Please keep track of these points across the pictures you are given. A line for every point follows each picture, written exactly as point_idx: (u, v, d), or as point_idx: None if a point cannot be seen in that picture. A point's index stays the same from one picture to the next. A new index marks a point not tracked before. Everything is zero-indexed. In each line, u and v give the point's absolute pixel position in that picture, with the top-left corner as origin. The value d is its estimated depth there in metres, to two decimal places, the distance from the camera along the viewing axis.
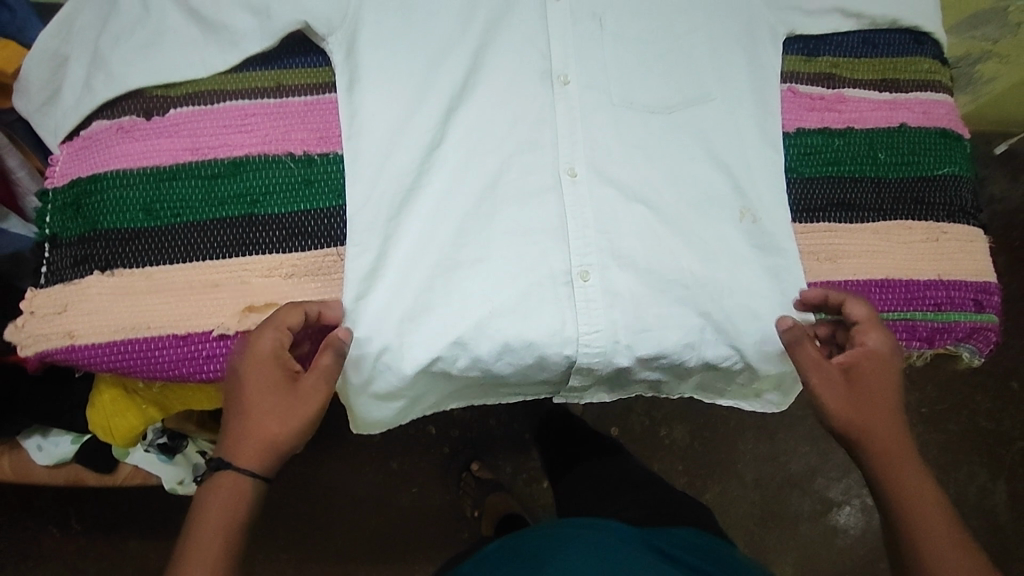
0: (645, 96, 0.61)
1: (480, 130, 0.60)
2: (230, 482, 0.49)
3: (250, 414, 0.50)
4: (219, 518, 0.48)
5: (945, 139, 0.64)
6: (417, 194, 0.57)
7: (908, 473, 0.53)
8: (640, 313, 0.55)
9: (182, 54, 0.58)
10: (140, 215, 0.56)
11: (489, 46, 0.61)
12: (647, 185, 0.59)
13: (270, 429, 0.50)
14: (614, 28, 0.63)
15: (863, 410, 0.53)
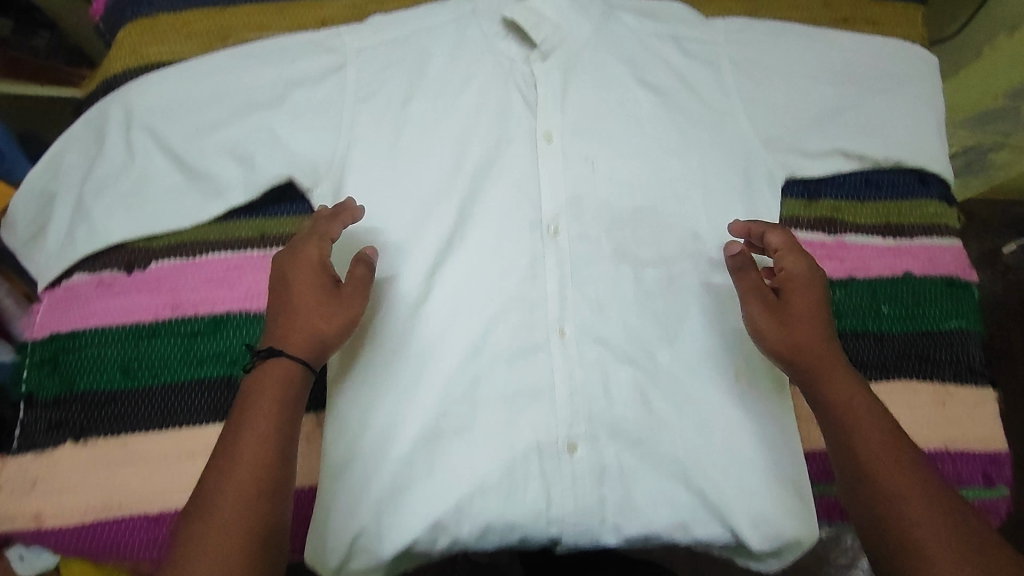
0: (638, 247, 0.60)
1: (467, 285, 0.58)
2: (281, 370, 0.49)
3: (297, 305, 0.52)
4: (263, 432, 0.46)
5: (952, 290, 0.61)
6: (400, 359, 0.56)
7: (845, 392, 0.51)
8: (628, 490, 0.54)
9: (167, 207, 0.57)
10: (117, 377, 0.55)
11: (477, 196, 0.60)
12: (639, 346, 0.57)
13: (318, 325, 0.52)
14: (607, 172, 0.62)
15: (809, 348, 0.53)
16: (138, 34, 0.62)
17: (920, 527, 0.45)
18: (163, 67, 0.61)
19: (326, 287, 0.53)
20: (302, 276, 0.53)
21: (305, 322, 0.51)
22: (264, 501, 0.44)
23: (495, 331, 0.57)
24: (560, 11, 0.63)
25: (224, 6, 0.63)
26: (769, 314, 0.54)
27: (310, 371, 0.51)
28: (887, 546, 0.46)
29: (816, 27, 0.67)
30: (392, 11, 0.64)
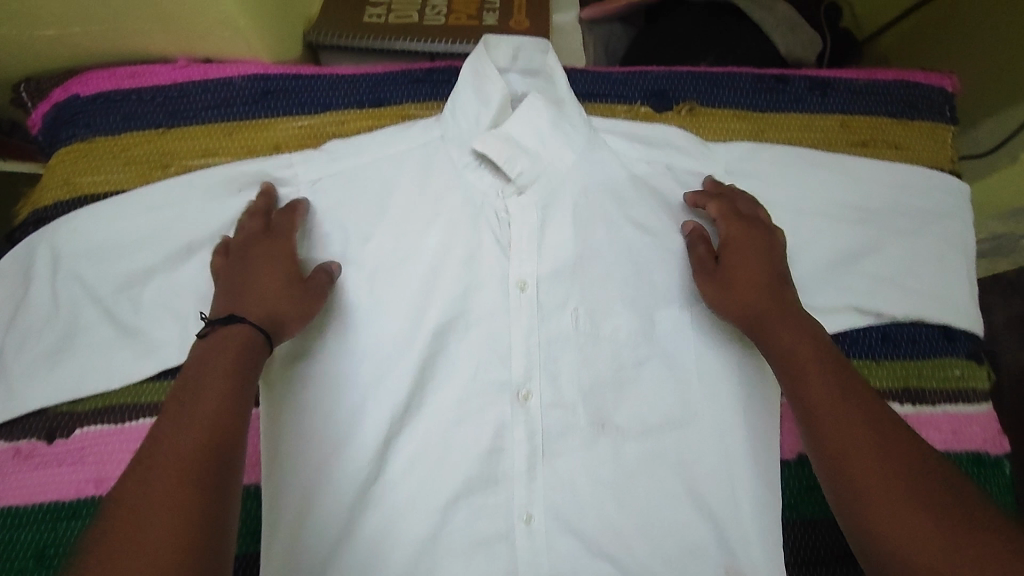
0: (620, 413, 0.54)
1: (426, 461, 0.52)
2: (237, 336, 0.45)
3: (253, 286, 0.49)
4: (215, 395, 0.42)
5: (978, 468, 0.54)
6: (346, 547, 0.51)
7: (787, 345, 0.49)
8: None
9: (94, 367, 0.52)
10: (31, 565, 0.49)
11: (439, 355, 0.54)
12: (615, 536, 0.51)
13: (278, 304, 0.49)
14: (590, 325, 0.55)
15: (755, 314, 0.51)
16: (73, 160, 0.57)
17: (870, 487, 0.42)
18: (98, 198, 0.57)
19: (292, 270, 0.51)
20: (263, 253, 0.51)
21: (261, 292, 0.49)
22: (206, 471, 0.38)
23: (453, 518, 0.51)
24: (539, 138, 0.55)
25: (167, 128, 0.58)
26: (719, 291, 0.52)
27: (270, 343, 0.47)
28: (847, 506, 0.42)
29: (833, 151, 0.59)
30: (352, 134, 0.58)
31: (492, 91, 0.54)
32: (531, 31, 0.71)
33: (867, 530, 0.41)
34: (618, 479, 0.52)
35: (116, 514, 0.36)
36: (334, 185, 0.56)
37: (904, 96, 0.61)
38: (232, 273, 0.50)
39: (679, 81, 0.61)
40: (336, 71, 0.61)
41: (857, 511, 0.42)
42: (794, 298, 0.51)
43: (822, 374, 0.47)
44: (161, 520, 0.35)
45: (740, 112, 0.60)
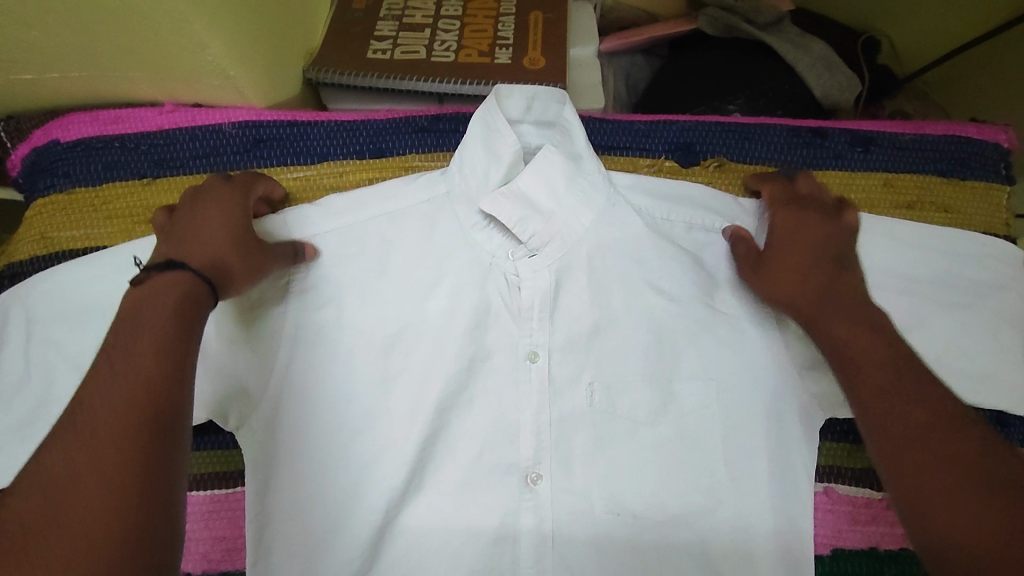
0: (637, 499, 0.48)
1: (423, 551, 0.47)
2: (173, 284, 0.39)
3: (193, 231, 0.43)
4: (150, 334, 0.36)
5: None
6: None
7: (838, 328, 0.44)
8: None
9: None
10: None
11: (441, 432, 0.49)
12: None
13: (224, 250, 0.43)
14: (606, 401, 0.50)
15: (804, 294, 0.46)
16: (49, 212, 0.53)
17: (917, 455, 0.38)
18: (75, 254, 0.52)
19: (242, 220, 0.45)
20: (214, 204, 0.45)
21: (201, 239, 0.42)
22: (149, 428, 0.33)
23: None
24: (555, 196, 0.50)
25: (152, 178, 0.54)
26: (768, 279, 0.48)
27: (210, 292, 0.40)
28: (897, 487, 0.38)
29: (875, 213, 0.54)
30: (351, 186, 0.55)
31: (502, 146, 0.50)
32: (546, 69, 0.66)
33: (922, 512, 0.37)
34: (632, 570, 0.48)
35: (39, 479, 0.31)
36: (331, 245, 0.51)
37: (953, 152, 0.56)
38: (173, 222, 0.44)
39: (706, 133, 0.57)
40: (335, 117, 0.57)
41: (909, 489, 0.37)
42: (851, 279, 0.47)
43: (873, 357, 0.42)
44: (97, 484, 0.30)
45: (773, 167, 0.56)
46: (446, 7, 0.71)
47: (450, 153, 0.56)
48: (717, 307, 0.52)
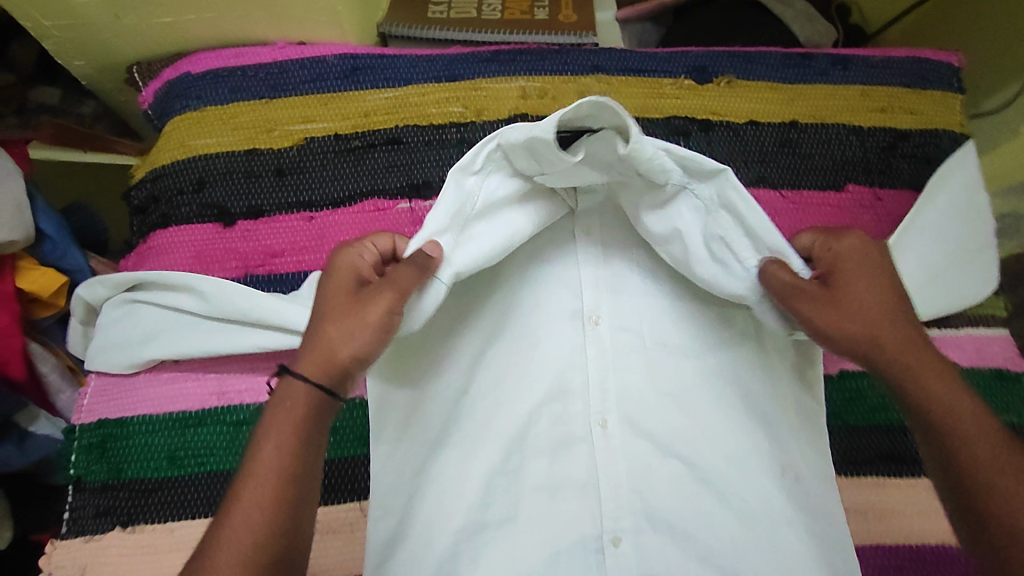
0: (680, 336, 0.58)
1: (507, 377, 0.57)
2: (296, 395, 0.45)
3: (319, 332, 0.47)
4: (274, 455, 0.42)
5: (1001, 380, 0.62)
6: (441, 448, 0.56)
7: (941, 389, 0.46)
8: None
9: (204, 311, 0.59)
10: (164, 463, 0.58)
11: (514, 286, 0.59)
12: (683, 440, 0.55)
13: (332, 336, 0.46)
14: (648, 258, 0.60)
15: (895, 348, 0.47)
16: (186, 127, 0.65)
17: (1002, 480, 0.43)
18: (209, 158, 0.64)
19: (354, 291, 0.48)
20: (330, 291, 0.49)
21: (323, 339, 0.46)
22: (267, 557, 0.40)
23: (535, 422, 0.56)
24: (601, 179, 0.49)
25: (269, 99, 0.66)
26: (864, 326, 0.47)
27: (334, 400, 0.46)
28: (981, 537, 0.44)
29: (855, 119, 0.68)
30: (429, 104, 0.67)
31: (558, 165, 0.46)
32: (578, 22, 0.80)
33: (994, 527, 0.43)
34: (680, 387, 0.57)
35: None
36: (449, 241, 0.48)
37: (916, 68, 0.70)
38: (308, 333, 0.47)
39: (717, 59, 0.70)
40: (414, 52, 0.69)
41: (987, 544, 0.43)
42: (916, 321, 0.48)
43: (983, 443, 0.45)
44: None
45: (773, 83, 0.69)
46: None
47: (509, 76, 0.68)
48: None
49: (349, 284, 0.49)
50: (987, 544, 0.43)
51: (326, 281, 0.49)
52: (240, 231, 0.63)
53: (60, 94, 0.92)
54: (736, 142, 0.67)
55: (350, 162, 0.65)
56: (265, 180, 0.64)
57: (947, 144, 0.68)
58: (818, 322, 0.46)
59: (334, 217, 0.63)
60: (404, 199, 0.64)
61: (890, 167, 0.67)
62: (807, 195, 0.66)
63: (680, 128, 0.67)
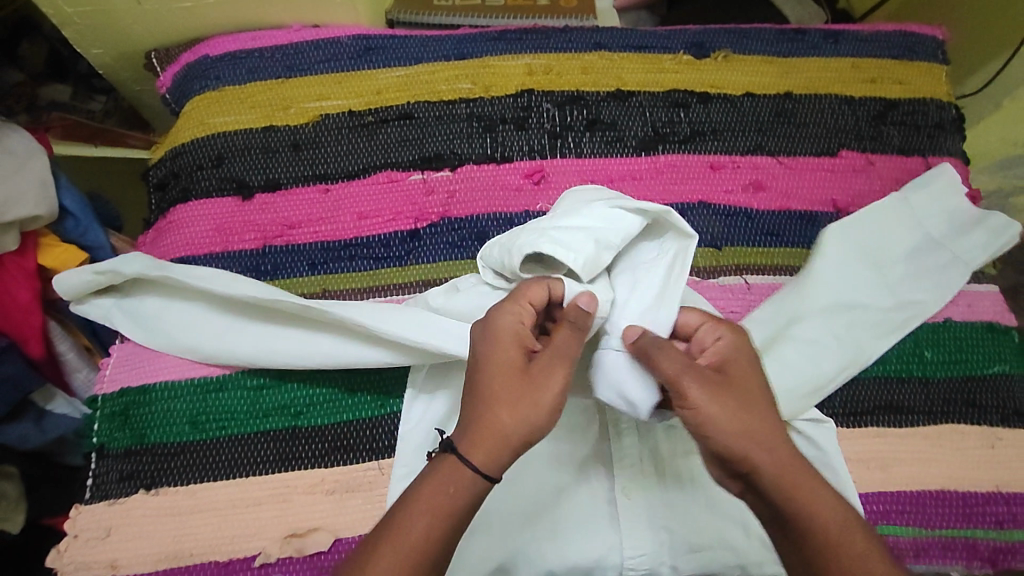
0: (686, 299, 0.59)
1: None
2: (454, 473, 0.45)
3: (483, 401, 0.46)
4: (420, 529, 0.44)
5: (991, 334, 0.65)
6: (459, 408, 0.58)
7: (820, 508, 0.45)
8: (686, 534, 0.56)
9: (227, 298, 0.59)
10: (187, 428, 0.59)
11: None
12: None
13: (500, 416, 0.46)
14: None
15: (772, 464, 0.45)
16: (205, 106, 0.68)
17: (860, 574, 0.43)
18: (228, 135, 0.66)
19: (519, 358, 0.47)
20: (494, 349, 0.48)
21: (489, 421, 0.46)
22: None
23: None
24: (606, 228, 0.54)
25: (286, 78, 0.68)
26: (753, 444, 0.45)
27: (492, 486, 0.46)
28: None
29: (847, 89, 0.71)
30: (440, 81, 0.69)
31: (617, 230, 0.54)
32: (579, 6, 0.83)
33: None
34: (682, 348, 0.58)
35: None
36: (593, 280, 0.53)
37: (904, 41, 0.73)
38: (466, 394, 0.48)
39: (715, 36, 0.73)
40: (424, 34, 0.72)
41: None
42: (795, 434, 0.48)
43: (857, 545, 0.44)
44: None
45: (768, 57, 0.72)
46: None
47: (516, 53, 0.71)
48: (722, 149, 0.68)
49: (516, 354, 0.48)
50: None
51: (483, 340, 0.49)
52: (258, 204, 0.65)
53: (70, 90, 0.94)
54: (734, 114, 0.70)
55: (364, 136, 0.67)
56: (282, 155, 0.66)
57: (934, 112, 0.71)
58: (705, 410, 0.45)
59: (349, 188, 0.65)
60: (417, 170, 0.66)
61: (880, 134, 0.70)
62: (803, 161, 0.69)
63: (680, 100, 0.70)
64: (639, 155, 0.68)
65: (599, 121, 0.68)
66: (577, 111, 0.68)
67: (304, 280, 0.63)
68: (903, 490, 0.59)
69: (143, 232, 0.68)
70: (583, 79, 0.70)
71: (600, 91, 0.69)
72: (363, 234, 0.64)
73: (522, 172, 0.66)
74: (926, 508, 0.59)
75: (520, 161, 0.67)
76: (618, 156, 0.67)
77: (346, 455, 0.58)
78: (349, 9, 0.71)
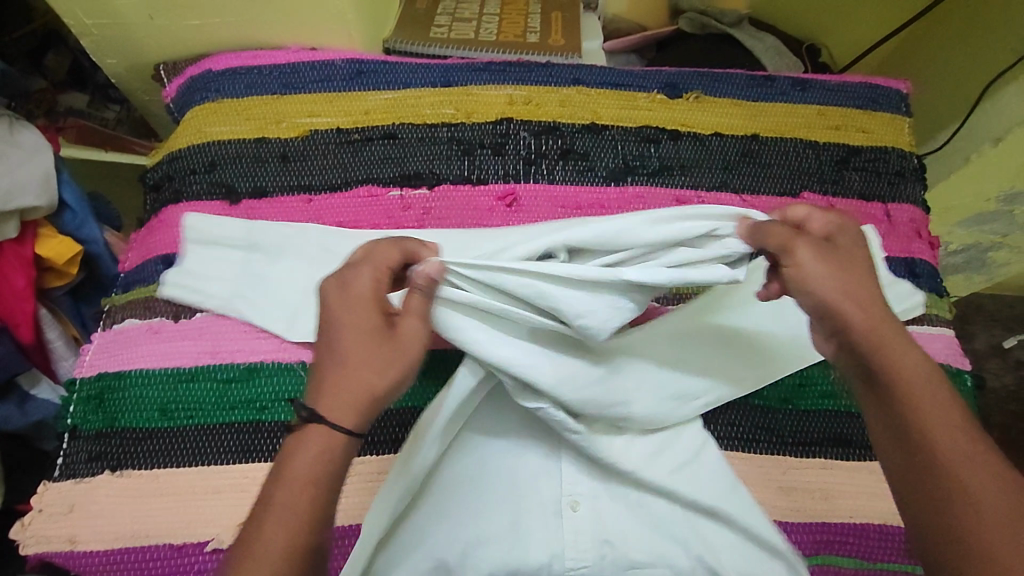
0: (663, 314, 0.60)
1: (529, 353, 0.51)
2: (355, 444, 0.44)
3: (342, 363, 0.46)
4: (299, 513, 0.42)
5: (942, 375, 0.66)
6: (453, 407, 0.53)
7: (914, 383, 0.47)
8: (630, 550, 0.56)
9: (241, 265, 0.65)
10: (156, 414, 0.61)
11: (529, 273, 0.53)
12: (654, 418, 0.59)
13: (369, 379, 0.46)
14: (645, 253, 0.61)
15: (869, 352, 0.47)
16: (204, 116, 0.72)
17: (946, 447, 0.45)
18: (222, 143, 0.71)
19: (378, 323, 0.47)
20: (354, 316, 0.47)
21: (357, 378, 0.46)
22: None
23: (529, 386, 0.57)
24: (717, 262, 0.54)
25: (281, 95, 0.73)
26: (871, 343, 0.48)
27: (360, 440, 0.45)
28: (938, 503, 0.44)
29: (811, 134, 0.75)
30: (425, 105, 0.73)
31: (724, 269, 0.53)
32: (566, 45, 0.88)
33: (948, 515, 0.43)
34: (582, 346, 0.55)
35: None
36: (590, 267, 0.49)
37: (868, 93, 0.78)
38: (322, 352, 0.47)
39: (688, 78, 0.77)
40: (415, 61, 0.77)
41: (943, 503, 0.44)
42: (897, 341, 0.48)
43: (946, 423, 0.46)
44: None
45: (737, 100, 0.76)
46: (487, 7, 0.93)
47: (498, 83, 0.75)
48: (688, 183, 0.71)
49: (368, 316, 0.47)
50: (945, 529, 0.43)
51: (340, 303, 0.47)
52: (244, 209, 0.69)
53: (87, 98, 1.01)
54: (702, 150, 0.73)
55: (349, 152, 0.71)
56: (270, 165, 0.70)
57: (895, 160, 0.74)
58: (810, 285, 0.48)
59: (330, 200, 0.69)
60: (396, 187, 0.69)
61: (842, 178, 0.73)
62: (765, 200, 0.71)
63: (650, 136, 0.73)
64: (608, 185, 0.71)
65: (573, 151, 0.72)
66: (552, 140, 0.72)
67: None
68: (848, 522, 0.60)
69: (137, 230, 0.72)
70: (560, 110, 0.74)
71: (575, 123, 0.73)
72: None
73: (495, 194, 0.70)
74: (870, 541, 0.59)
75: (494, 183, 0.70)
76: (589, 185, 0.71)
77: None
78: (346, 35, 0.77)
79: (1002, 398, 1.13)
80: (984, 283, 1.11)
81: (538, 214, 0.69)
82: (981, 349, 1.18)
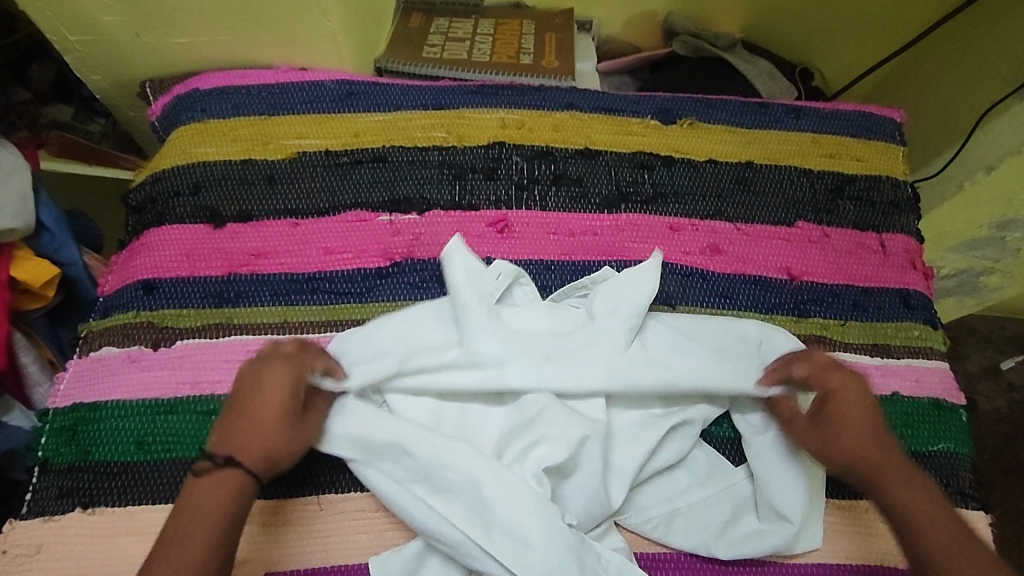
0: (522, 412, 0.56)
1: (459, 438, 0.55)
2: (221, 472, 0.48)
3: (247, 410, 0.51)
4: (198, 540, 0.44)
5: (939, 411, 0.65)
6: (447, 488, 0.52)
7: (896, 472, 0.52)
8: (518, 499, 0.51)
9: (249, 290, 0.64)
10: (132, 448, 0.58)
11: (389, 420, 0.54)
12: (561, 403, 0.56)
13: (264, 446, 0.49)
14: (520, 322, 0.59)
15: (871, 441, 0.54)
16: (189, 136, 0.71)
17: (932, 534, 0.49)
18: (206, 165, 0.69)
19: (273, 435, 0.50)
20: (257, 409, 0.51)
21: (250, 421, 0.50)
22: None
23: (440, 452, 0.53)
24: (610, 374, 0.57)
25: (268, 117, 0.72)
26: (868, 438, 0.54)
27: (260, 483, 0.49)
28: None
29: (807, 163, 0.74)
30: (417, 129, 0.72)
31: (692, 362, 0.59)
32: (560, 67, 0.87)
33: None
34: (523, 465, 0.54)
35: None
36: (497, 412, 0.57)
37: (862, 121, 0.78)
38: (231, 419, 0.51)
39: (682, 104, 0.77)
40: (406, 83, 0.76)
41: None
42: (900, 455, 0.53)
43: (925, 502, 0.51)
44: None
45: (732, 127, 0.76)
46: (480, 27, 0.92)
47: (490, 108, 0.74)
48: (677, 212, 0.70)
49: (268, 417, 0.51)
50: None
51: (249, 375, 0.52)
52: (228, 233, 0.67)
53: (72, 112, 0.98)
54: (696, 177, 0.72)
55: (337, 176, 0.69)
56: (256, 187, 0.69)
57: (890, 190, 0.74)
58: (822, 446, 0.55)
59: (318, 224, 0.67)
60: (385, 212, 0.68)
61: (836, 208, 0.72)
62: (760, 229, 0.70)
63: (644, 162, 0.72)
64: (601, 213, 0.70)
65: (566, 177, 0.71)
66: (545, 166, 0.71)
67: (263, 310, 0.64)
68: (844, 563, 0.58)
69: (116, 253, 0.70)
70: (553, 135, 0.73)
71: (569, 149, 0.72)
72: (328, 268, 0.66)
73: (487, 221, 0.68)
74: None
75: (486, 209, 0.69)
76: (581, 212, 0.69)
77: (287, 487, 0.57)
78: (336, 56, 0.75)
79: (993, 421, 1.12)
80: (976, 306, 1.10)
81: (531, 241, 0.68)
82: (972, 371, 1.17)
